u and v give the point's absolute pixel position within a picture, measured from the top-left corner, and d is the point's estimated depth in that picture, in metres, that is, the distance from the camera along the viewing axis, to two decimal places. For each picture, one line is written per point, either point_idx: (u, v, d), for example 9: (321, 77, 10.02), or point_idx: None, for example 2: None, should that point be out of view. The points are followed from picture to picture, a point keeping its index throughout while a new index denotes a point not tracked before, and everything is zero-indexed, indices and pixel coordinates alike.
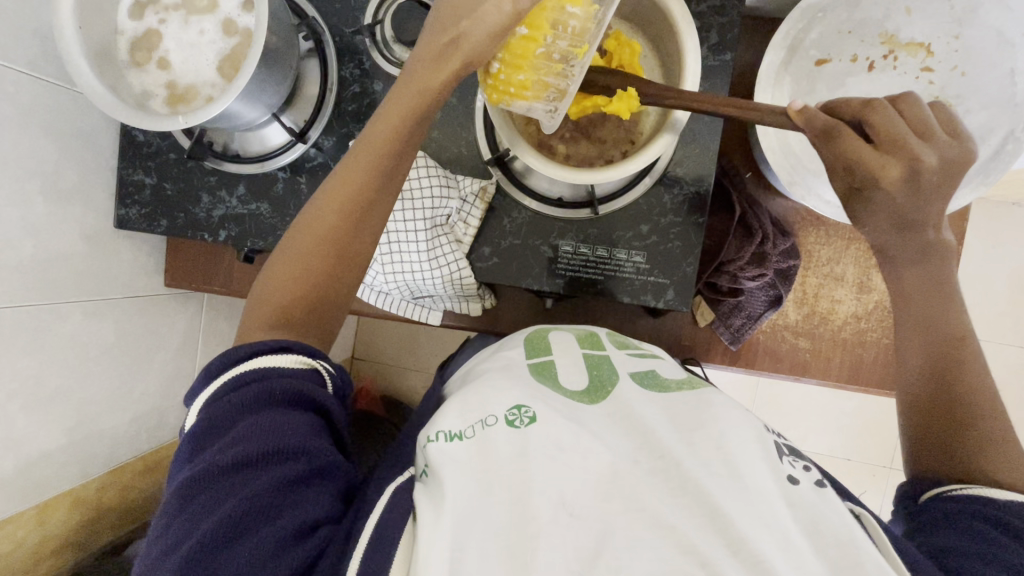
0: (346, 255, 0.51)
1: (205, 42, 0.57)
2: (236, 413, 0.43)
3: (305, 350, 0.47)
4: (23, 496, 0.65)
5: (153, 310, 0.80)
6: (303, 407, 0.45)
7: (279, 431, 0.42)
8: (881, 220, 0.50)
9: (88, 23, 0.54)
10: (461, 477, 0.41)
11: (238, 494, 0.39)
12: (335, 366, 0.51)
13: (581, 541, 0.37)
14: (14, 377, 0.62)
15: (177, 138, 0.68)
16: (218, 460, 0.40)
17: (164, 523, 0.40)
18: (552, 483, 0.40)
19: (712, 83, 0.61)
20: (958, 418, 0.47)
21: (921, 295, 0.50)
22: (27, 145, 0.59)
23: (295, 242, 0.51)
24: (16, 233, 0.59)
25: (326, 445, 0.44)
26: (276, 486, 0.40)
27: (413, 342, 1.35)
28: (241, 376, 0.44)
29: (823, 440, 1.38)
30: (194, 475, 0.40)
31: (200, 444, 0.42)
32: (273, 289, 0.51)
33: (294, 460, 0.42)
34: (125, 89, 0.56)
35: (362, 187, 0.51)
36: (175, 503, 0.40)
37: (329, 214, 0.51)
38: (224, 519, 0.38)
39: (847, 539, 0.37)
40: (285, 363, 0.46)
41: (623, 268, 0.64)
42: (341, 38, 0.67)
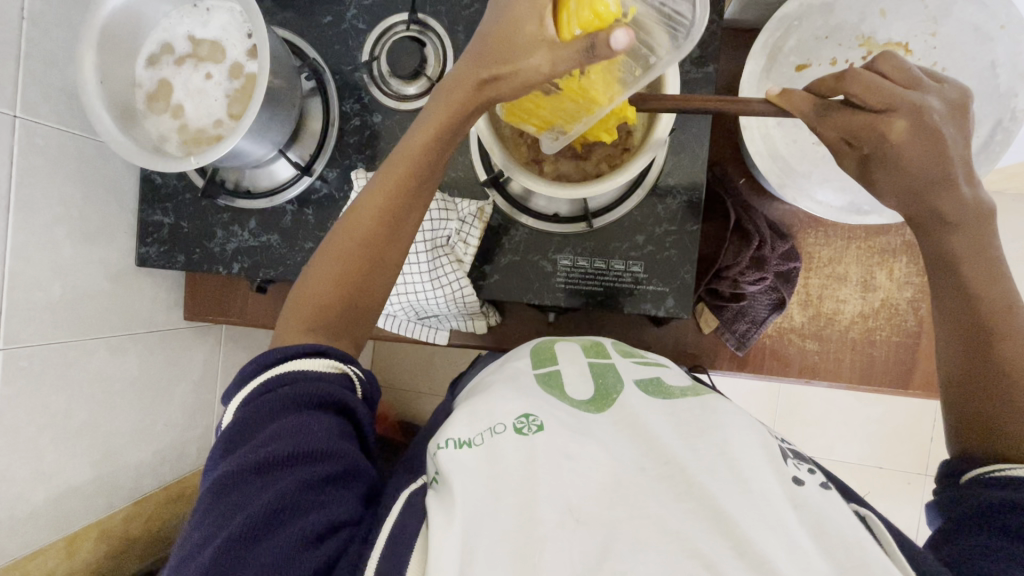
0: (379, 260, 0.54)
1: (212, 87, 0.61)
2: (267, 415, 0.45)
3: (338, 355, 0.50)
4: (52, 527, 0.67)
5: (173, 344, 0.83)
6: (331, 412, 0.47)
7: (306, 433, 0.43)
8: (891, 180, 0.47)
9: (108, 78, 0.59)
10: (471, 483, 0.42)
11: (266, 493, 0.41)
12: (364, 371, 0.53)
13: (583, 549, 0.38)
14: (44, 411, 0.65)
15: (192, 178, 0.72)
16: (251, 458, 0.42)
17: (198, 515, 0.41)
18: (556, 489, 0.40)
19: (696, 94, 0.63)
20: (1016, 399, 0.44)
21: (975, 266, 0.47)
22: (54, 194, 0.64)
23: (331, 251, 0.54)
24: (45, 275, 0.63)
25: (350, 447, 0.46)
26: (303, 486, 0.41)
27: (428, 366, 1.37)
28: (278, 379, 0.47)
29: (851, 448, 1.34)
30: (228, 471, 0.42)
31: (233, 443, 0.44)
32: (308, 298, 0.53)
33: (322, 461, 0.43)
34: (144, 136, 0.61)
35: (396, 198, 0.53)
36: (208, 498, 0.42)
37: (360, 225, 0.53)
38: (254, 515, 0.40)
39: (854, 541, 0.37)
40: (318, 368, 0.48)
41: (621, 278, 0.65)
42: (342, 76, 0.70)
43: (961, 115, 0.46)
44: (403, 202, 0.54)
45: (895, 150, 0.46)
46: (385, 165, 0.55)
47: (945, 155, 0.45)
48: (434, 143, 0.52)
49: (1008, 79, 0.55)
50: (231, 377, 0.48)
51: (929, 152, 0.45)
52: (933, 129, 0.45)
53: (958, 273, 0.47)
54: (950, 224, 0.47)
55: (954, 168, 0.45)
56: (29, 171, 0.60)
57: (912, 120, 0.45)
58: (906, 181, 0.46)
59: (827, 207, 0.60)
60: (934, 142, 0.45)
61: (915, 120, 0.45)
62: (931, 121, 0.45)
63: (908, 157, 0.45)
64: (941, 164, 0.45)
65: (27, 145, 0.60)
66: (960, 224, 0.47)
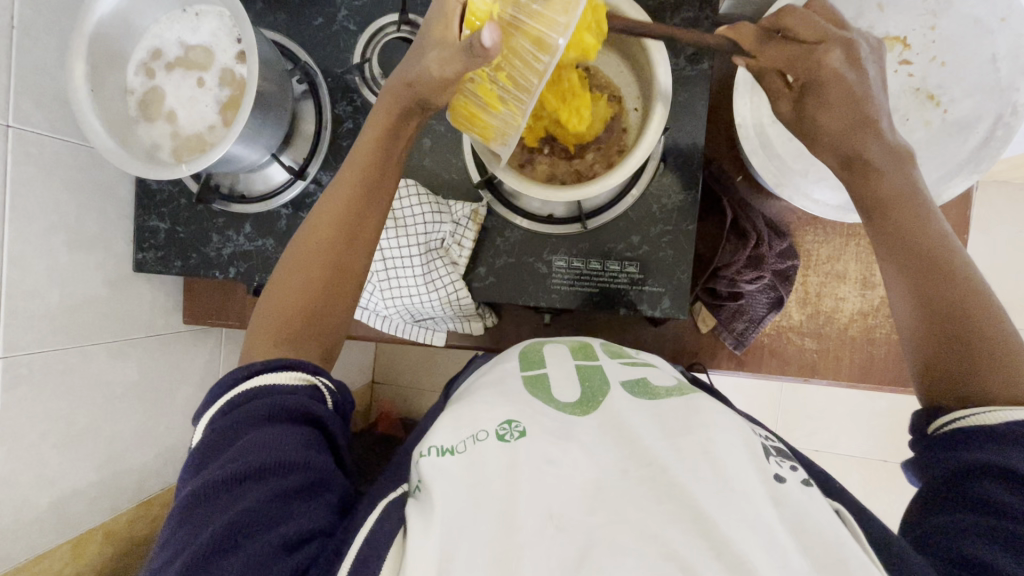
0: (345, 270, 0.53)
1: (203, 93, 0.61)
2: (236, 429, 0.45)
3: (308, 368, 0.50)
4: (58, 530, 0.68)
5: (173, 348, 0.83)
6: (299, 423, 0.47)
7: (276, 444, 0.43)
8: (830, 120, 0.48)
9: (99, 86, 0.59)
10: (451, 488, 0.42)
11: (236, 505, 0.41)
12: (335, 382, 0.53)
13: (562, 553, 0.38)
14: (46, 417, 0.65)
15: (187, 183, 0.72)
16: (217, 475, 0.42)
17: (167, 534, 0.41)
18: (537, 496, 0.40)
19: (690, 93, 0.62)
20: (958, 333, 0.44)
21: (902, 212, 0.47)
22: (50, 202, 0.64)
23: (302, 257, 0.53)
24: (43, 283, 0.64)
25: (321, 458, 0.46)
26: (270, 498, 0.41)
27: (429, 364, 1.37)
28: (240, 396, 0.47)
29: (854, 442, 1.33)
30: (195, 489, 0.42)
31: (203, 459, 0.44)
32: (280, 306, 0.52)
33: (288, 473, 0.43)
34: (135, 143, 0.61)
35: (352, 207, 0.54)
36: (175, 519, 0.41)
37: (320, 238, 0.53)
38: (220, 531, 0.39)
39: (832, 539, 0.37)
40: (285, 382, 0.48)
41: (616, 278, 0.65)
42: (333, 78, 0.70)
43: (880, 59, 0.49)
44: (362, 208, 0.54)
45: (824, 73, 0.47)
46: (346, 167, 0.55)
47: (870, 93, 0.47)
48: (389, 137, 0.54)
49: (1009, 72, 0.54)
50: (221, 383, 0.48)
51: (855, 93, 0.47)
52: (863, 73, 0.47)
53: (881, 215, 0.48)
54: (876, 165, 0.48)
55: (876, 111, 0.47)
56: (25, 180, 0.61)
57: (846, 53, 0.47)
58: (838, 114, 0.48)
59: (825, 207, 0.60)
60: (843, 73, 0.47)
61: (847, 51, 0.47)
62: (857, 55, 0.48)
63: (835, 100, 0.48)
64: (858, 103, 0.47)
65: (21, 154, 0.60)
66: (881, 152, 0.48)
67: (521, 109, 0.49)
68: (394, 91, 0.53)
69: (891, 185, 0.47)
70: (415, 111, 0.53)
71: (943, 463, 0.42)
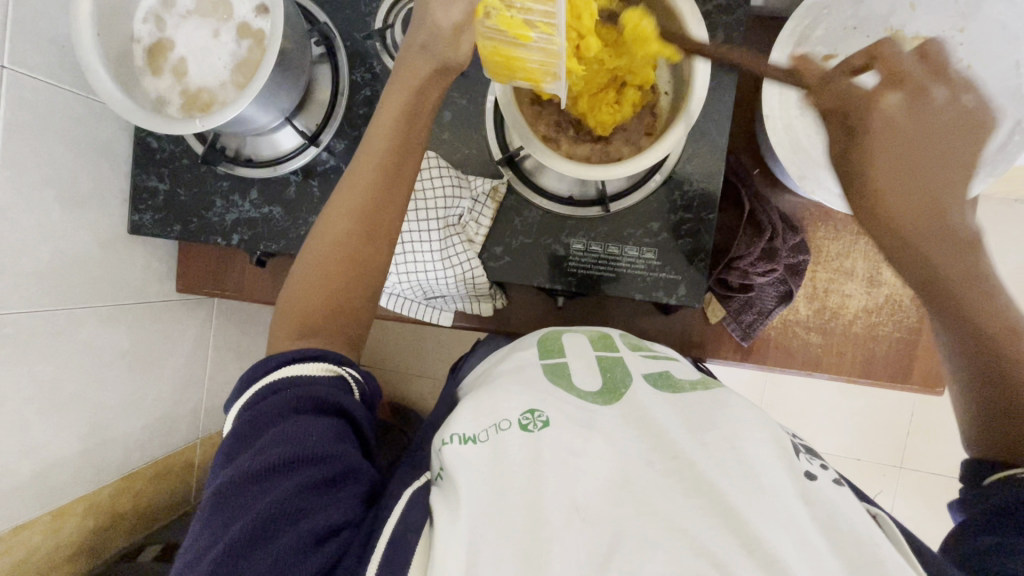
0: (369, 245, 0.52)
1: (218, 46, 0.58)
2: (264, 422, 0.43)
3: (336, 360, 0.48)
4: (39, 502, 0.65)
5: (165, 316, 0.80)
6: (326, 412, 0.45)
7: (302, 438, 0.42)
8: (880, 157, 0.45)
9: (106, 31, 0.55)
10: (475, 480, 0.41)
11: (263, 500, 0.40)
12: (361, 372, 0.51)
13: (592, 548, 0.37)
14: (31, 382, 0.62)
15: (190, 143, 0.69)
16: (247, 467, 0.41)
17: (196, 528, 0.40)
18: (562, 489, 0.40)
19: (720, 82, 0.62)
20: (1020, 398, 0.44)
21: (965, 287, 0.44)
22: (44, 153, 0.60)
23: (325, 234, 0.52)
24: (33, 238, 0.60)
25: (349, 448, 0.44)
26: (299, 492, 0.40)
27: (418, 348, 1.34)
28: (269, 386, 0.45)
29: (832, 439, 1.37)
30: (225, 480, 0.41)
31: (232, 451, 0.43)
32: (306, 284, 0.51)
33: (315, 466, 0.42)
34: (142, 95, 0.57)
35: (372, 199, 0.52)
36: (206, 509, 0.41)
37: (335, 229, 0.51)
38: (249, 526, 0.39)
39: (868, 538, 0.37)
40: (313, 370, 0.46)
41: (634, 264, 0.65)
42: (352, 43, 0.68)
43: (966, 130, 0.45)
44: (384, 192, 0.52)
45: (889, 132, 0.45)
46: (363, 149, 0.53)
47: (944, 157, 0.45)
48: (409, 113, 0.53)
49: None
50: (241, 378, 0.47)
51: (923, 135, 0.45)
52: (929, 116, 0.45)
53: (945, 287, 0.44)
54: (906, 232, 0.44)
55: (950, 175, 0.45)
56: (19, 128, 0.57)
57: (911, 96, 0.45)
58: (894, 173, 0.45)
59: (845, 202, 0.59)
60: (899, 128, 0.45)
61: (912, 96, 0.45)
62: (925, 103, 0.45)
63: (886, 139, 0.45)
64: (923, 154, 0.45)
65: (17, 99, 0.56)
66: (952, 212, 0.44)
67: (552, 25, 0.45)
68: (414, 66, 0.53)
69: (925, 247, 0.44)
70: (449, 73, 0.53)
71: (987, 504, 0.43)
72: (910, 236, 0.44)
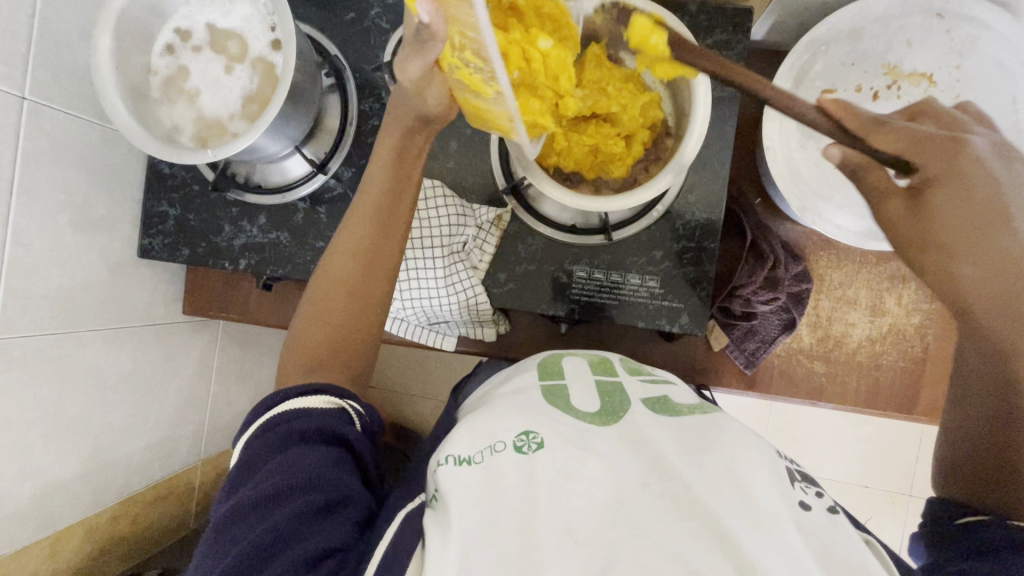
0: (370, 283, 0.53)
1: (231, 79, 0.59)
2: (264, 452, 0.44)
3: (335, 392, 0.48)
4: (37, 525, 0.64)
5: (170, 339, 0.80)
6: (324, 441, 0.46)
7: (299, 465, 0.43)
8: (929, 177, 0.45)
9: (123, 64, 0.57)
10: (471, 501, 0.41)
11: (261, 525, 0.40)
12: (365, 404, 0.51)
13: (583, 571, 0.37)
14: (37, 404, 0.62)
15: (202, 171, 0.70)
16: (248, 495, 0.42)
17: (200, 554, 0.41)
18: (557, 512, 0.39)
19: (720, 114, 0.63)
20: (1011, 438, 0.44)
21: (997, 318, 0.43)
22: (59, 180, 0.61)
23: (330, 272, 0.53)
24: (44, 263, 0.61)
25: (345, 474, 0.45)
26: (293, 516, 0.41)
27: (421, 370, 1.34)
28: (270, 419, 0.46)
29: (838, 467, 1.35)
30: (227, 508, 0.42)
31: (235, 481, 0.44)
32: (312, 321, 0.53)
33: (312, 492, 0.42)
34: (156, 125, 0.59)
35: (373, 237, 0.53)
36: (210, 537, 0.41)
37: (340, 275, 0.53)
38: (248, 548, 0.39)
39: (859, 567, 0.37)
40: (310, 405, 0.47)
41: (636, 293, 0.65)
42: (362, 75, 0.69)
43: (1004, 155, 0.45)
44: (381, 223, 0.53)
45: (945, 169, 0.45)
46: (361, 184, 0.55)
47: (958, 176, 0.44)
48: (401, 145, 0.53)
49: None
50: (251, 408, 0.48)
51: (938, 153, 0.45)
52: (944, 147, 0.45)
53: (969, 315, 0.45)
54: (946, 242, 0.45)
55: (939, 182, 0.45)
56: (36, 155, 0.58)
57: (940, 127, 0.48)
58: (963, 208, 0.44)
59: (846, 232, 0.61)
60: (968, 169, 0.44)
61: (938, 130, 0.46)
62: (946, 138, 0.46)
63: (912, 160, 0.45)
64: (985, 207, 0.44)
65: (35, 128, 0.58)
66: (965, 255, 0.44)
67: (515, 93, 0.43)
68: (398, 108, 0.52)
69: (963, 272, 0.44)
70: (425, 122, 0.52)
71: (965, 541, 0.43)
72: (962, 271, 0.44)
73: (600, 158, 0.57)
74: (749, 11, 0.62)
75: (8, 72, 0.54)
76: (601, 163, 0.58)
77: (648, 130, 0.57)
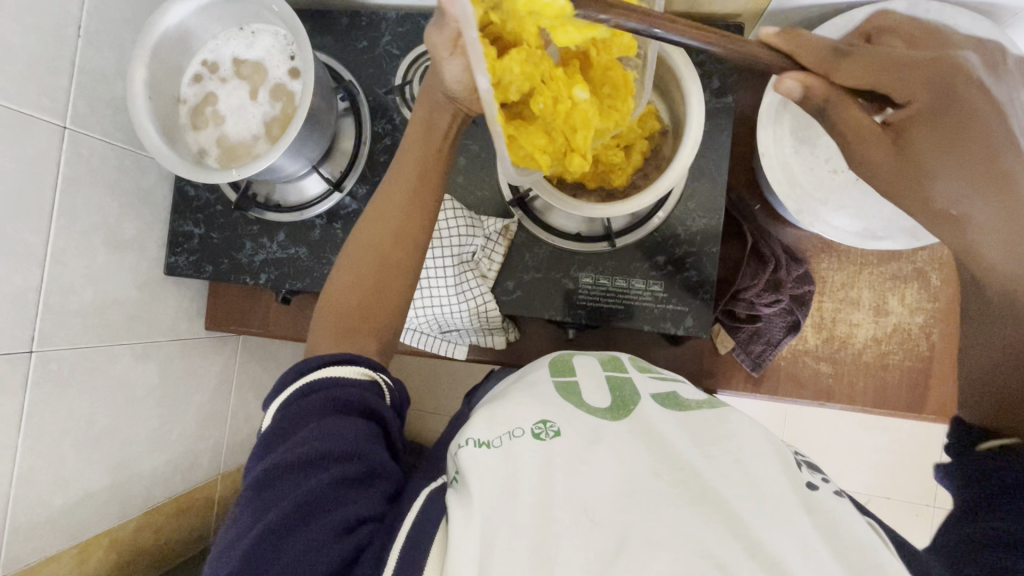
0: (388, 280, 0.55)
1: (254, 105, 0.64)
2: (302, 420, 0.46)
3: (368, 364, 0.51)
4: (66, 534, 0.67)
5: (193, 353, 0.84)
6: (359, 414, 0.47)
7: (337, 435, 0.44)
8: (933, 137, 0.45)
9: (156, 94, 0.62)
10: (489, 484, 0.42)
11: (299, 490, 0.42)
12: (393, 380, 0.53)
13: (601, 548, 0.38)
14: (69, 416, 0.65)
15: (225, 191, 0.75)
16: (286, 457, 0.43)
17: (237, 512, 0.43)
18: (575, 493, 0.41)
19: (716, 123, 0.66)
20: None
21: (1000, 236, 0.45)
22: (95, 202, 0.66)
23: (351, 262, 0.55)
24: (79, 280, 0.65)
25: (379, 448, 0.46)
26: (331, 483, 0.42)
27: (434, 385, 1.36)
28: (307, 387, 0.48)
29: (858, 478, 1.33)
30: (264, 470, 0.43)
31: (272, 445, 0.46)
32: (333, 305, 0.54)
33: (349, 460, 0.44)
34: (185, 148, 0.63)
35: (392, 230, 0.55)
36: (246, 500, 0.43)
37: (359, 268, 0.55)
38: (286, 512, 0.41)
39: (866, 544, 0.37)
40: (345, 374, 0.49)
41: (642, 297, 0.67)
42: (375, 98, 0.74)
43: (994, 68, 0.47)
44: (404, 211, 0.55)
45: (926, 108, 0.45)
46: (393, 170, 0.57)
47: (958, 100, 0.45)
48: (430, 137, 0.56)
49: None
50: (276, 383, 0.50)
51: (936, 92, 0.45)
52: (958, 93, 0.45)
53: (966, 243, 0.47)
54: (971, 164, 0.45)
55: (976, 109, 0.45)
56: (74, 180, 0.63)
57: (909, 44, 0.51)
58: (962, 162, 0.45)
59: (843, 233, 0.62)
60: (984, 115, 0.45)
61: (928, 75, 0.45)
62: (959, 77, 0.45)
63: (936, 127, 0.45)
64: (977, 141, 0.45)
65: (74, 155, 0.62)
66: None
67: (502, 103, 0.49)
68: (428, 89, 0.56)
69: (990, 259, 0.46)
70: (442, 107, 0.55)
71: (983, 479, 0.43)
72: (977, 222, 0.45)
73: (601, 168, 0.60)
74: (740, 27, 0.65)
75: (51, 104, 0.59)
76: (603, 173, 0.61)
77: (646, 140, 0.61)
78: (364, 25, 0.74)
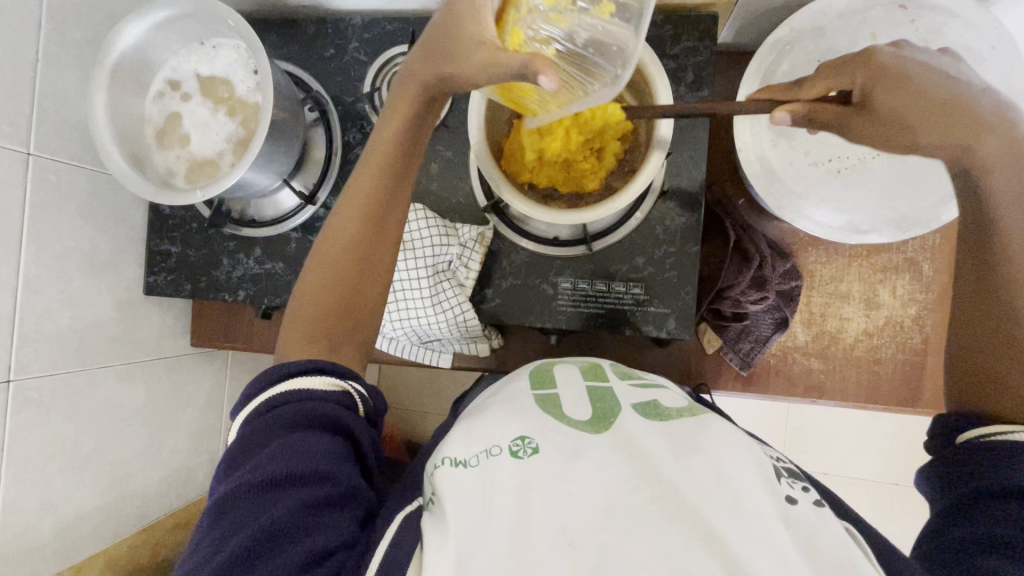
0: (359, 292, 0.53)
1: (217, 122, 0.63)
2: (267, 437, 0.45)
3: (337, 372, 0.49)
4: (57, 557, 0.67)
5: (180, 370, 0.84)
6: (328, 431, 0.46)
7: (304, 456, 0.43)
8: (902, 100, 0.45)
9: (117, 116, 0.61)
10: (464, 506, 0.41)
11: (264, 515, 0.41)
12: (367, 388, 0.53)
13: (576, 573, 0.37)
14: (53, 440, 0.65)
15: (199, 209, 0.74)
16: (251, 478, 0.42)
17: (199, 536, 0.42)
18: (552, 514, 0.40)
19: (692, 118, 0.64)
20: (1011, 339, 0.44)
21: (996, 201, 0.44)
22: (66, 227, 0.65)
23: (314, 267, 0.53)
24: (55, 304, 0.65)
25: (350, 470, 0.45)
26: (298, 508, 0.41)
27: (431, 387, 1.35)
28: (279, 398, 0.47)
29: (865, 466, 1.31)
30: (227, 493, 0.43)
31: (237, 463, 0.45)
32: (298, 316, 0.53)
33: (316, 484, 0.43)
34: (151, 170, 0.62)
35: (366, 234, 0.53)
36: (211, 517, 0.42)
37: (326, 278, 0.53)
38: (250, 536, 0.40)
39: (845, 560, 0.36)
40: (316, 387, 0.48)
41: (623, 300, 0.66)
42: (344, 106, 0.72)
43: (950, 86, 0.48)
44: (377, 213, 0.53)
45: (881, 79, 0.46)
46: (363, 163, 0.55)
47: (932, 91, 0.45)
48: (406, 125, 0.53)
49: None
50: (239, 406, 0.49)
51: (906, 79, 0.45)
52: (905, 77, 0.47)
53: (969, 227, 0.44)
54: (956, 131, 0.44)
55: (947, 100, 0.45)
56: (42, 206, 0.62)
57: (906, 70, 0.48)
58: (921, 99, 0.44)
59: (827, 227, 0.62)
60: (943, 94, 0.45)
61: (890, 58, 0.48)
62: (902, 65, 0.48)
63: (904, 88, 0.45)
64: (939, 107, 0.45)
65: (41, 181, 0.62)
66: (1001, 169, 0.44)
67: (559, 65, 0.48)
68: (411, 73, 0.52)
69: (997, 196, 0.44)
70: (429, 95, 0.52)
71: (953, 465, 0.44)
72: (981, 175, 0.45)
73: (572, 174, 0.59)
74: (713, 17, 0.63)
75: (13, 131, 0.58)
76: (575, 178, 0.59)
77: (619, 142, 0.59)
78: (330, 33, 0.72)
